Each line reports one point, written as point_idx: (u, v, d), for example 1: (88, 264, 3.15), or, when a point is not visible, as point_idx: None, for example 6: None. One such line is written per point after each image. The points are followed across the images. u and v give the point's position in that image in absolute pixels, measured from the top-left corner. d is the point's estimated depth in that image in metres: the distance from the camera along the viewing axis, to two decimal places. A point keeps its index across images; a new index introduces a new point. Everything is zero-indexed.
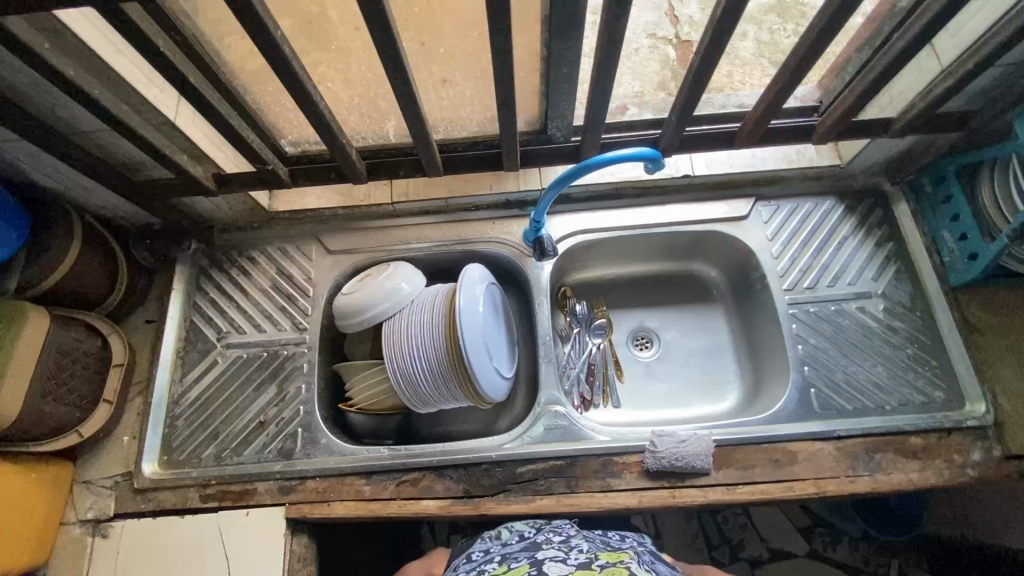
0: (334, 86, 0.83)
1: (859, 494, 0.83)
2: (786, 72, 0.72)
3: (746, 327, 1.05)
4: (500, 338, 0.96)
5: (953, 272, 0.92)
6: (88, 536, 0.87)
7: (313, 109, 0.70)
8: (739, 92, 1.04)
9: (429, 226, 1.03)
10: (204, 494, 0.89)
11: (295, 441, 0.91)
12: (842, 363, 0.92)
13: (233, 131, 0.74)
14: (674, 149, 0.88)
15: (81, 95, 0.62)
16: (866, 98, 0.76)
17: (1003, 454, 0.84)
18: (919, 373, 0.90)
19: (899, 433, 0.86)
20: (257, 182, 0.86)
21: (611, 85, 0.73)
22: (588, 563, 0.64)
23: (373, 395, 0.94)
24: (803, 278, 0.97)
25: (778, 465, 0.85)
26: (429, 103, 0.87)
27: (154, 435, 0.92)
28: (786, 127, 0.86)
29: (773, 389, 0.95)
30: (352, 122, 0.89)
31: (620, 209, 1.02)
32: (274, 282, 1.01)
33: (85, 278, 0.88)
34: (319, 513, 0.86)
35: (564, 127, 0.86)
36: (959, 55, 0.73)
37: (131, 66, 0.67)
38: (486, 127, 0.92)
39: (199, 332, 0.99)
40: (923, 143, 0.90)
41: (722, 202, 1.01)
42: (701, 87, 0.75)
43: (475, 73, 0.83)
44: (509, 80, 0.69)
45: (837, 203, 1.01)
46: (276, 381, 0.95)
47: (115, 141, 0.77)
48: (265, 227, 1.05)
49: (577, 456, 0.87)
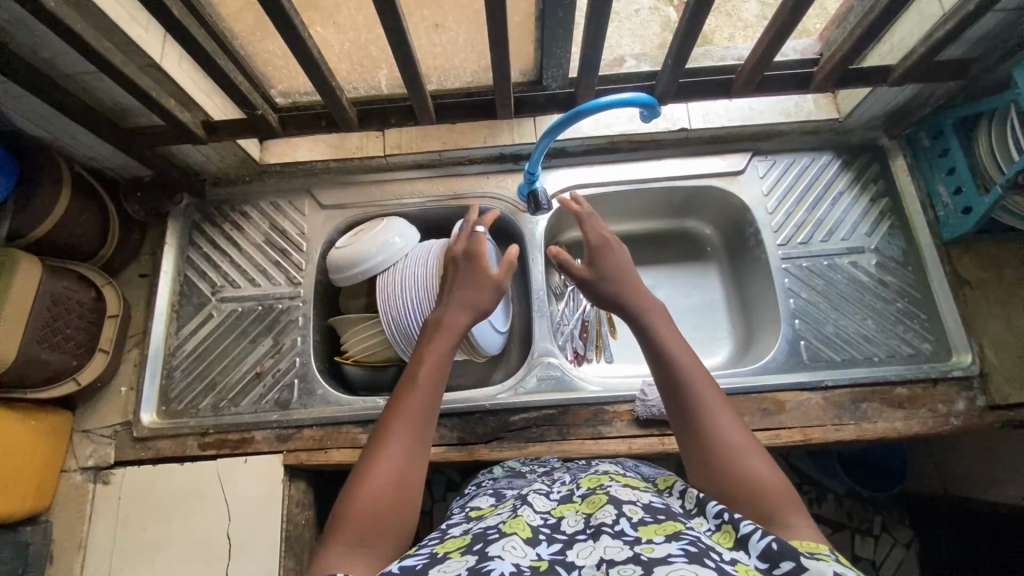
0: (323, 30, 0.81)
1: (844, 441, 0.85)
2: (784, 14, 0.70)
3: (738, 283, 1.06)
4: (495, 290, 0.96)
5: (946, 225, 0.92)
6: (89, 483, 0.89)
7: (302, 50, 0.69)
8: (738, 46, 1.02)
9: (422, 181, 1.03)
10: (202, 443, 0.90)
11: (291, 391, 0.92)
12: (833, 317, 0.93)
13: (220, 73, 0.73)
14: (670, 98, 0.86)
15: (63, 29, 0.60)
16: (866, 44, 0.75)
17: (986, 404, 0.86)
18: (908, 326, 0.91)
19: (886, 383, 0.88)
20: (247, 130, 0.84)
21: (605, 28, 0.71)
22: (570, 496, 0.60)
23: (368, 348, 0.95)
24: (797, 233, 0.97)
25: (766, 414, 0.87)
26: (422, 51, 0.86)
27: (151, 385, 0.93)
28: (784, 77, 0.85)
29: (764, 343, 0.96)
30: (343, 70, 0.87)
31: (616, 163, 1.01)
32: (267, 236, 1.01)
33: (76, 228, 0.88)
34: (317, 460, 0.88)
35: (559, 77, 0.86)
36: None
37: (115, 2, 0.65)
38: (480, 76, 0.90)
39: (194, 285, 0.99)
40: (923, 96, 0.89)
41: (718, 157, 1.00)
42: (697, 31, 0.73)
43: (468, 17, 0.80)
44: (503, 20, 0.67)
45: (834, 158, 1.00)
46: (271, 334, 0.96)
47: (100, 85, 0.75)
48: (257, 181, 1.03)
49: (568, 405, 0.89)
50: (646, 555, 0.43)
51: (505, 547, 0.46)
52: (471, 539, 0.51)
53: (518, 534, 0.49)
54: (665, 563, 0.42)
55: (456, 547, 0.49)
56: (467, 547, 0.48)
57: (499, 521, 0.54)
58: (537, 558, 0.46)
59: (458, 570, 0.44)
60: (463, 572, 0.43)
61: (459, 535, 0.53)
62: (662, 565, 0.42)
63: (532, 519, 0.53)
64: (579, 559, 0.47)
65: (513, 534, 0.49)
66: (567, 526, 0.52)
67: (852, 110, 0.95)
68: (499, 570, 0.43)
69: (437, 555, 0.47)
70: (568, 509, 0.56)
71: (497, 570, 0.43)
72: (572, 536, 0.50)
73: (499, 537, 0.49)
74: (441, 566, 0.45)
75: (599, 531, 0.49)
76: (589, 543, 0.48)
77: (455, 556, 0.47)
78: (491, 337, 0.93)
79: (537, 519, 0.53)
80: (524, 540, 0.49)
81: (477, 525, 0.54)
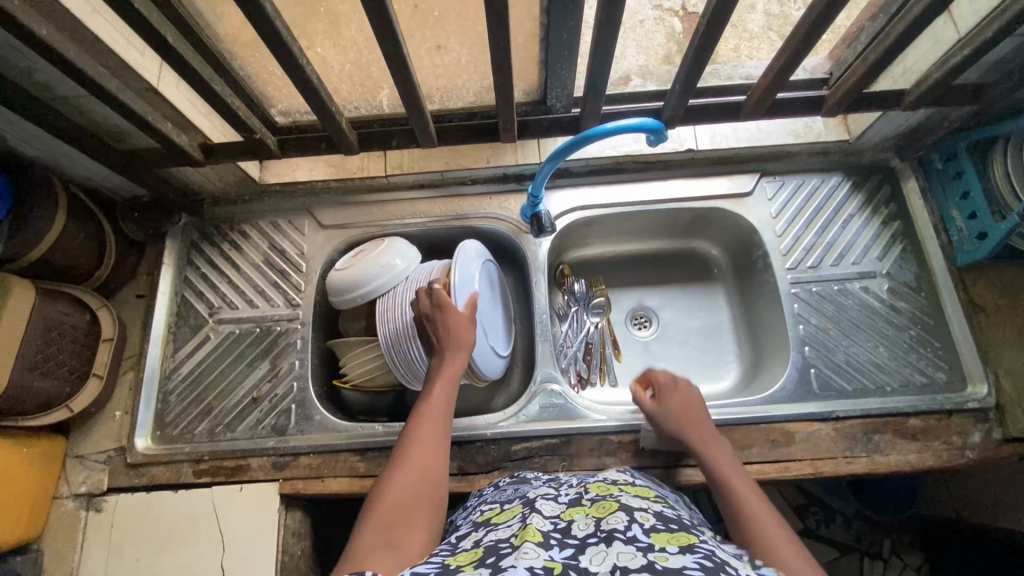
0: (323, 51, 0.79)
1: (856, 474, 0.83)
2: (796, 39, 0.68)
3: (746, 306, 1.03)
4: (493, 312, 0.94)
5: (960, 251, 0.90)
6: (81, 510, 0.87)
7: (300, 76, 0.67)
8: (746, 64, 1.01)
9: (424, 201, 1.01)
10: (197, 470, 0.88)
11: (288, 417, 0.90)
12: (843, 344, 0.90)
13: (216, 98, 0.71)
14: (678, 121, 0.84)
15: (55, 57, 0.59)
16: (879, 69, 0.73)
17: (1003, 436, 0.83)
18: (921, 354, 0.89)
19: (899, 414, 0.85)
20: (244, 152, 0.83)
21: (612, 52, 0.69)
22: (578, 499, 0.62)
23: (367, 373, 0.93)
24: (806, 257, 0.95)
25: (775, 445, 0.84)
26: (423, 72, 0.84)
27: (146, 410, 0.92)
28: (795, 98, 0.83)
29: (772, 370, 0.94)
30: (344, 90, 0.85)
31: (621, 183, 0.99)
32: (266, 256, 0.99)
33: (71, 250, 0.86)
34: (313, 489, 0.86)
35: (564, 97, 0.83)
36: (980, 21, 0.70)
37: (110, 27, 0.64)
38: (483, 96, 0.88)
39: (191, 307, 0.97)
40: (935, 119, 0.87)
41: (725, 178, 0.98)
42: (707, 54, 0.71)
43: (470, 38, 0.79)
44: (506, 44, 0.65)
45: (844, 180, 0.98)
46: (269, 357, 0.94)
47: (96, 109, 0.74)
48: (257, 200, 1.02)
49: (572, 435, 0.86)
50: (660, 563, 0.47)
51: (517, 555, 0.48)
52: (484, 551, 0.53)
53: (530, 540, 0.52)
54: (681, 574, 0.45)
55: (469, 559, 0.52)
56: (480, 558, 0.51)
57: (510, 532, 0.56)
58: (551, 560, 0.49)
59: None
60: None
61: (471, 546, 0.56)
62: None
63: (543, 525, 0.56)
64: (592, 564, 0.49)
65: (525, 541, 0.52)
66: (577, 530, 0.55)
67: (864, 132, 0.93)
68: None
69: (449, 567, 0.50)
70: (578, 512, 0.59)
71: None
72: (583, 540, 0.53)
73: (511, 546, 0.52)
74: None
75: (611, 537, 0.52)
76: (601, 547, 0.50)
77: (469, 568, 0.50)
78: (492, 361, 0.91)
79: (547, 524, 0.56)
80: (536, 544, 0.51)
81: (489, 537, 0.57)
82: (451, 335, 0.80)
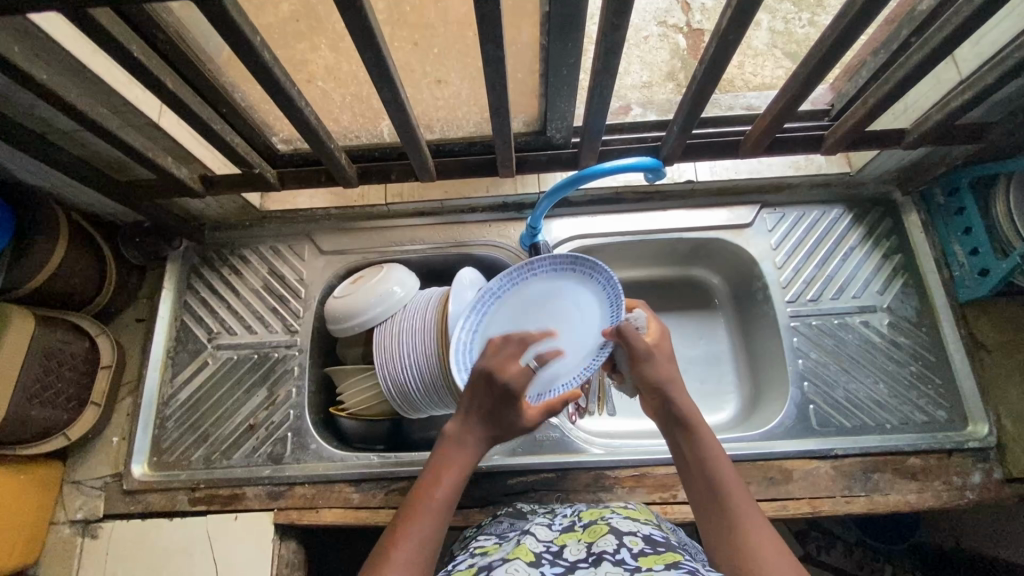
0: (325, 84, 0.79)
1: (853, 514, 0.82)
2: (796, 82, 0.68)
3: (745, 336, 1.03)
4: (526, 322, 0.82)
5: (962, 287, 0.90)
6: (77, 537, 0.87)
7: (297, 114, 0.67)
8: (748, 92, 1.01)
9: (423, 228, 1.01)
10: (192, 498, 0.88)
11: (284, 446, 0.90)
12: (843, 380, 0.90)
13: (216, 134, 0.72)
14: (677, 158, 0.84)
15: (56, 98, 0.59)
16: (879, 110, 0.73)
17: (1003, 476, 0.83)
18: (922, 391, 0.88)
19: (898, 453, 0.85)
20: (245, 185, 0.84)
21: (610, 96, 0.69)
22: (572, 526, 0.64)
23: (365, 400, 0.92)
24: (806, 290, 0.94)
25: (772, 483, 0.84)
26: (423, 104, 0.84)
27: (143, 435, 0.92)
28: (796, 135, 0.83)
29: (771, 404, 0.93)
30: (345, 121, 0.85)
31: (621, 213, 0.99)
32: (265, 282, 0.99)
33: (72, 277, 0.87)
34: (308, 520, 0.86)
35: (563, 128, 0.82)
36: (980, 67, 0.71)
37: (109, 67, 0.65)
38: (484, 126, 0.88)
39: (190, 332, 0.98)
40: (937, 155, 0.86)
41: (724, 208, 0.98)
42: (705, 98, 0.71)
43: (470, 74, 0.79)
44: (502, 85, 0.64)
45: (845, 212, 0.98)
46: (266, 384, 0.94)
47: (97, 142, 0.75)
48: (257, 226, 1.02)
49: (568, 468, 0.87)
50: None
51: (508, 570, 0.52)
52: (478, 569, 0.56)
53: (523, 558, 0.56)
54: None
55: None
56: (473, 574, 0.54)
57: (504, 551, 0.59)
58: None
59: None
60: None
61: (465, 568, 0.58)
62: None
63: (536, 546, 0.59)
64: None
65: (517, 558, 0.56)
66: (569, 553, 0.57)
67: (865, 165, 0.92)
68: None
69: None
70: (570, 538, 0.61)
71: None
72: (573, 562, 0.55)
73: (503, 562, 0.55)
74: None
75: (599, 558, 0.54)
76: (590, 567, 0.53)
77: None
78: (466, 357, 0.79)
79: (540, 547, 0.59)
80: (528, 563, 0.55)
81: (483, 557, 0.59)
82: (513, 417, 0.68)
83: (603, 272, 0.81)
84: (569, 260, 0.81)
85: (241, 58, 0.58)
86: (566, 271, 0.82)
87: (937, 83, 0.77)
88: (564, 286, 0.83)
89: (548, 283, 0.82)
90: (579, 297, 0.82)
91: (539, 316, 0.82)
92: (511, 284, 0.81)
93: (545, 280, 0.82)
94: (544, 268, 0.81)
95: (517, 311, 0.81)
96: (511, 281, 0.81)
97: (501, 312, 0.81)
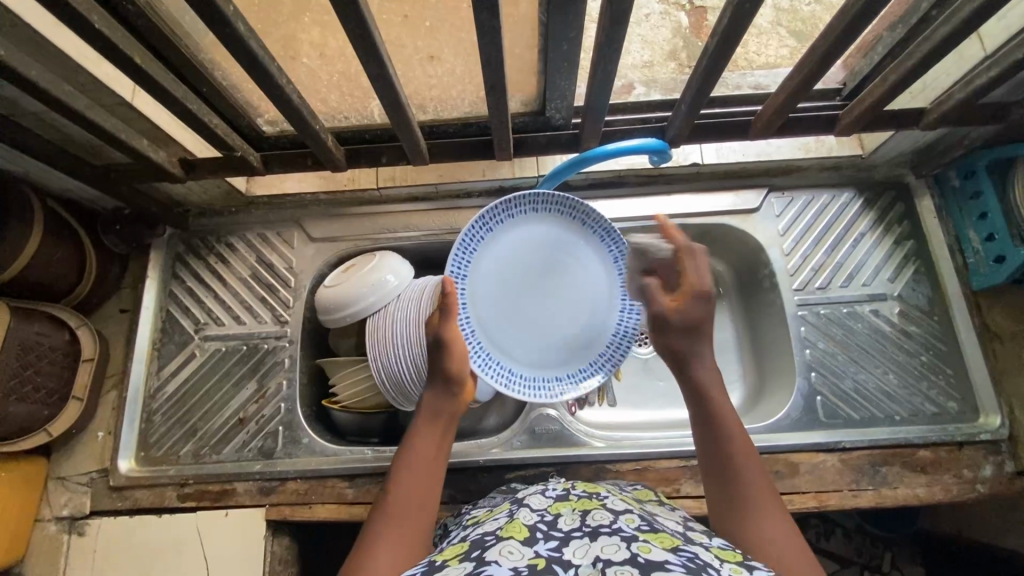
0: (309, 61, 0.74)
1: (861, 508, 0.80)
2: (812, 58, 0.63)
3: (750, 325, 1.00)
4: (526, 293, 0.81)
5: (976, 275, 0.87)
6: (64, 534, 0.85)
7: (280, 94, 0.63)
8: (755, 70, 0.96)
9: (417, 214, 0.97)
10: (182, 494, 0.86)
11: (276, 439, 0.88)
12: (851, 370, 0.87)
13: (193, 116, 0.67)
14: (683, 139, 0.80)
15: (16, 77, 0.55)
16: (898, 89, 0.68)
17: (1015, 469, 0.81)
18: (932, 382, 0.86)
19: (908, 446, 0.83)
20: (228, 169, 0.80)
21: (614, 72, 0.64)
22: (566, 494, 0.62)
23: (358, 393, 0.89)
24: (814, 278, 0.91)
25: (778, 477, 0.81)
26: (415, 83, 0.79)
27: (129, 430, 0.89)
28: (807, 115, 0.78)
29: (776, 395, 0.90)
30: (333, 101, 0.81)
31: (623, 197, 0.95)
32: (253, 271, 0.96)
33: (49, 267, 0.83)
34: (301, 515, 0.84)
35: (563, 109, 0.78)
36: (1008, 41, 0.66)
37: (74, 43, 0.60)
38: (479, 107, 0.83)
39: (176, 323, 0.94)
40: (955, 136, 0.82)
41: (730, 192, 0.94)
42: (715, 75, 0.66)
43: (464, 49, 0.74)
44: (498, 61, 0.60)
45: (856, 195, 0.94)
46: (256, 376, 0.91)
47: (69, 124, 0.71)
48: (244, 212, 0.98)
49: (568, 462, 0.84)
50: (644, 556, 0.47)
51: (501, 552, 0.49)
52: (470, 546, 0.53)
53: (516, 536, 0.52)
54: (662, 570, 0.45)
55: (455, 554, 0.53)
56: (466, 553, 0.52)
57: (497, 525, 0.57)
58: (534, 557, 0.49)
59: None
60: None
61: (458, 542, 0.56)
62: (659, 571, 0.45)
63: (529, 518, 0.56)
64: (575, 557, 0.49)
65: (511, 537, 0.52)
66: (563, 523, 0.55)
67: (878, 147, 0.88)
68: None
69: (435, 565, 0.51)
70: (564, 505, 0.59)
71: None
72: (568, 533, 0.53)
73: (497, 541, 0.52)
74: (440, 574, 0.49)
75: (597, 531, 0.52)
76: (585, 542, 0.51)
77: (454, 564, 0.51)
78: (515, 376, 0.79)
79: (534, 517, 0.56)
80: (522, 541, 0.52)
81: (475, 531, 0.57)
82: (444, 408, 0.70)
83: (544, 199, 0.80)
84: (504, 208, 0.79)
85: (214, 31, 0.53)
86: (509, 219, 0.80)
87: (960, 59, 0.73)
88: (519, 235, 0.81)
89: (504, 242, 0.80)
90: (546, 236, 0.81)
91: (528, 275, 0.81)
92: (471, 265, 0.79)
93: (497, 237, 0.80)
94: (486, 229, 0.79)
95: (506, 286, 0.81)
96: (466, 261, 0.79)
97: (491, 299, 0.80)
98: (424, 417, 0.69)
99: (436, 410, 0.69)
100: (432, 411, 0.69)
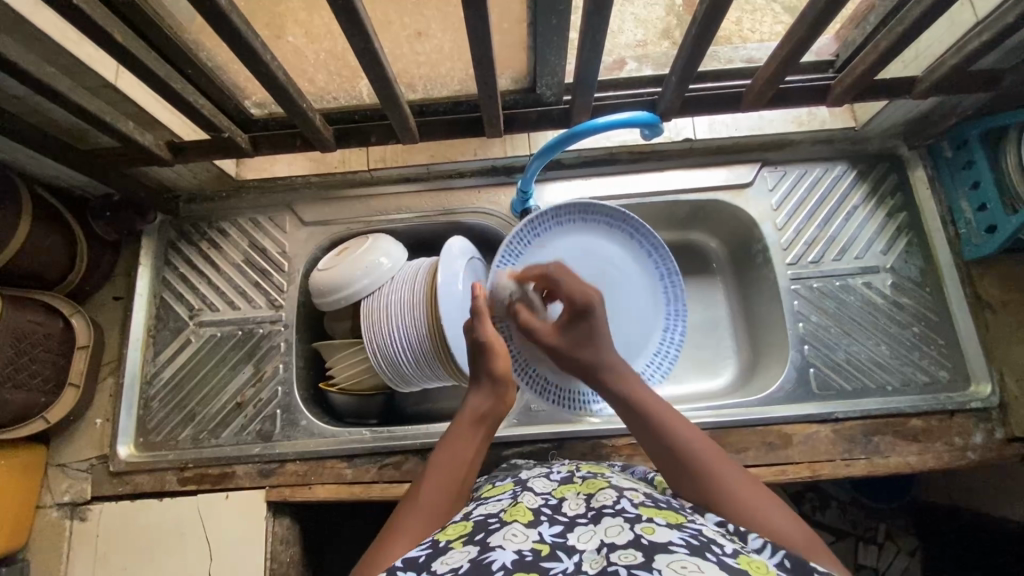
0: (296, 39, 0.73)
1: (853, 477, 0.82)
2: (803, 28, 0.63)
3: (745, 301, 1.00)
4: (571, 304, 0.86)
5: (968, 244, 0.87)
6: (66, 519, 0.86)
7: (267, 73, 0.62)
8: (747, 44, 0.95)
9: (409, 195, 0.96)
10: (181, 478, 0.87)
11: (273, 423, 0.88)
12: (843, 342, 0.88)
13: (178, 96, 0.67)
14: (675, 112, 0.80)
15: None
16: (886, 58, 0.68)
17: (1005, 436, 0.82)
18: (924, 352, 0.86)
19: (899, 415, 0.84)
20: (217, 151, 0.79)
21: (603, 43, 0.63)
22: (571, 477, 0.64)
23: (355, 374, 0.89)
24: (808, 252, 0.91)
25: (772, 448, 0.83)
26: (403, 60, 0.78)
27: (128, 417, 0.89)
28: (798, 87, 0.78)
29: (769, 370, 0.91)
30: (320, 81, 0.79)
31: (615, 175, 0.94)
32: (246, 256, 0.95)
33: (40, 255, 0.82)
34: (300, 496, 0.85)
35: (553, 85, 0.77)
36: (1000, 6, 0.66)
37: (52, 23, 0.60)
38: (469, 85, 0.82)
39: (170, 310, 0.94)
40: (949, 105, 0.82)
41: (723, 167, 0.94)
42: (704, 47, 0.65)
43: (452, 24, 0.73)
44: (486, 37, 0.59)
45: (849, 168, 0.94)
46: (252, 360, 0.91)
47: (53, 108, 0.70)
48: (235, 196, 0.97)
49: (565, 438, 0.85)
50: (646, 537, 0.47)
51: (505, 536, 0.49)
52: (472, 528, 0.54)
53: (519, 519, 0.53)
54: (666, 551, 0.45)
55: (458, 534, 0.53)
56: (469, 535, 0.52)
57: (500, 508, 0.57)
58: (539, 541, 0.50)
59: (460, 560, 0.48)
60: (466, 564, 0.47)
61: (461, 520, 0.57)
62: (663, 552, 0.45)
63: (533, 503, 0.57)
64: (579, 543, 0.50)
65: (514, 520, 0.53)
66: (568, 508, 0.56)
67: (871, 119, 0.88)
68: (501, 560, 0.46)
69: (439, 548, 0.51)
70: (569, 490, 0.60)
71: (498, 561, 0.46)
72: (573, 518, 0.54)
73: (500, 525, 0.53)
74: (444, 557, 0.49)
75: (599, 514, 0.53)
76: (589, 527, 0.51)
77: (459, 545, 0.51)
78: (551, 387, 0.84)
79: (538, 502, 0.57)
80: (526, 524, 0.53)
81: (478, 512, 0.58)
82: (473, 402, 0.72)
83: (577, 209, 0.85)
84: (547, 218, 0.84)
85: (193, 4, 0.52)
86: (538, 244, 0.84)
87: (953, 26, 0.72)
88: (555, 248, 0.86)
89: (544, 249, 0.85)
90: (583, 245, 0.87)
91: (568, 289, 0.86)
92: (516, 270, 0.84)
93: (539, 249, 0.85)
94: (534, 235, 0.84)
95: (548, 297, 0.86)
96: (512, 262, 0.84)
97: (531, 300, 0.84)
98: (469, 415, 0.71)
99: (478, 412, 0.71)
100: (477, 414, 0.71)
